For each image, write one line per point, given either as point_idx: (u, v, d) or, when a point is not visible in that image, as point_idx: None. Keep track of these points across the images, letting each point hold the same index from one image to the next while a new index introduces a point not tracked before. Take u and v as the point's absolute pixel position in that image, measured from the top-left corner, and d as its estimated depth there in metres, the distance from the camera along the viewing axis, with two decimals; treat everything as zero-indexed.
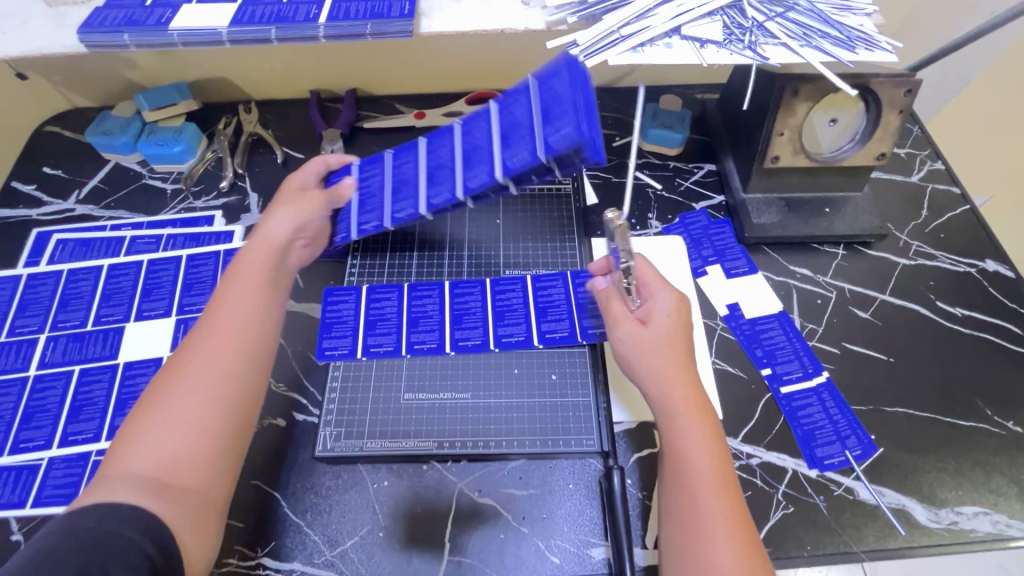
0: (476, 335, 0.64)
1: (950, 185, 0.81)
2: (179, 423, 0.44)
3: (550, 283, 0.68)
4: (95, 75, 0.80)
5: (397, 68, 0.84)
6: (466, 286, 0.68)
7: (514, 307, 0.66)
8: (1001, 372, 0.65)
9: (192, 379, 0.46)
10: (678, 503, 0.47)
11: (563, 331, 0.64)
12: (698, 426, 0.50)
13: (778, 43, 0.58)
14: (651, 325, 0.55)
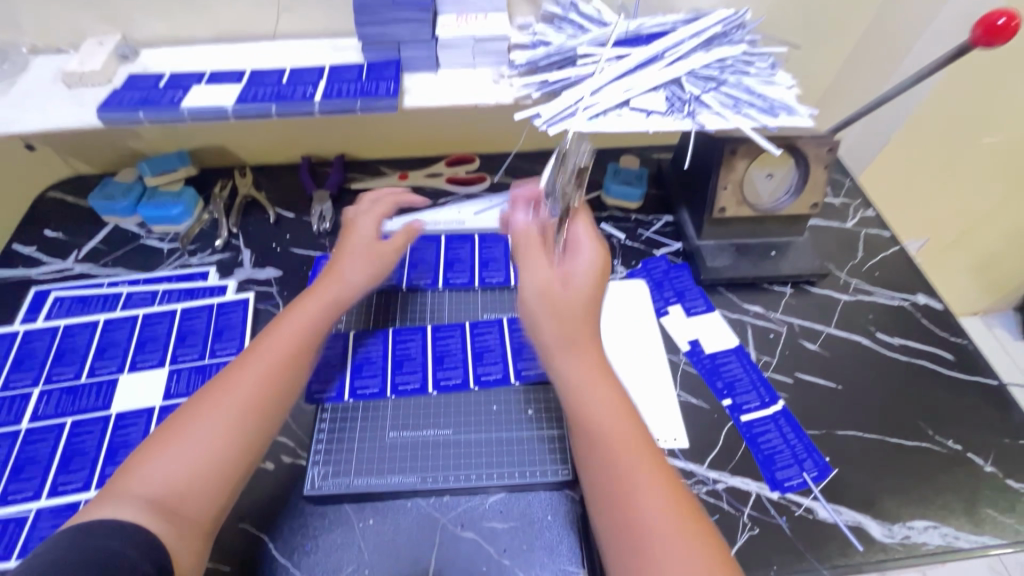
0: (456, 374, 0.68)
1: (881, 229, 0.91)
2: (197, 447, 0.48)
3: None
4: (100, 145, 0.87)
5: (383, 136, 0.93)
6: (447, 331, 0.73)
7: (492, 347, 0.71)
8: (938, 395, 0.72)
9: (226, 404, 0.51)
10: (620, 518, 0.46)
11: (537, 369, 0.69)
12: (626, 427, 0.50)
13: (713, 112, 0.67)
14: (569, 315, 0.55)
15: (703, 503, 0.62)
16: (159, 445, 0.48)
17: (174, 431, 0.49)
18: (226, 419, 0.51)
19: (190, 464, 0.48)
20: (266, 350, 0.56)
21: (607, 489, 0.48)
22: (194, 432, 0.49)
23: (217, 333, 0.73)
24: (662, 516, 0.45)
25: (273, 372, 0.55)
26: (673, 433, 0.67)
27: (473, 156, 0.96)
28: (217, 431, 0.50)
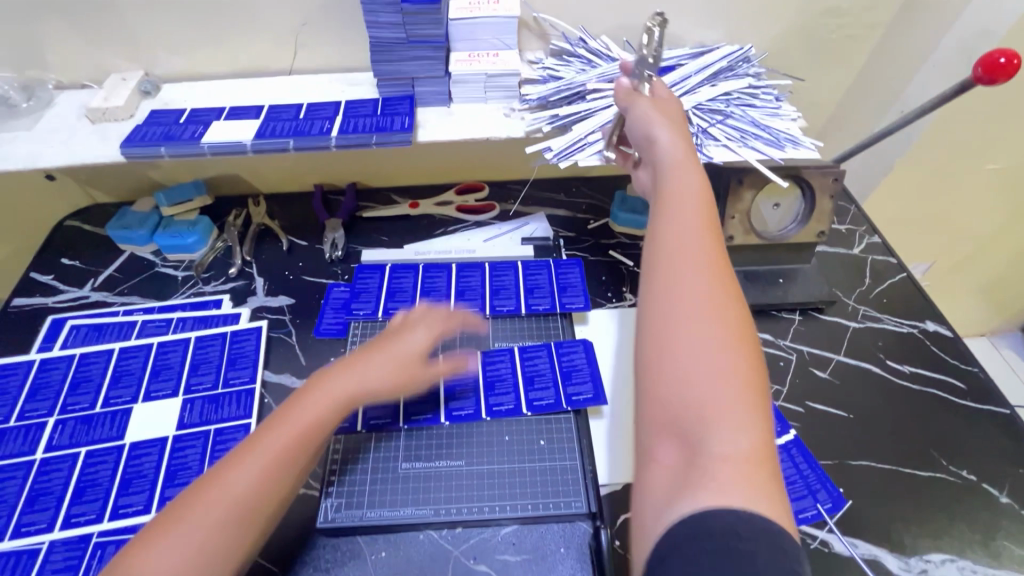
0: (468, 405, 0.68)
1: (888, 256, 0.91)
2: (208, 526, 0.45)
3: (536, 354, 0.73)
4: (119, 175, 0.89)
5: (394, 165, 0.95)
6: (459, 360, 0.73)
7: (503, 376, 0.72)
8: (950, 424, 0.72)
9: (223, 501, 0.46)
10: (672, 282, 0.44)
11: (548, 399, 0.69)
12: (705, 250, 0.45)
13: (720, 144, 0.69)
14: (669, 175, 0.51)
15: None
16: (151, 537, 0.44)
17: (172, 518, 0.45)
18: (223, 518, 0.46)
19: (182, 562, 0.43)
20: (277, 435, 0.51)
21: (662, 250, 0.46)
22: (190, 527, 0.45)
23: (230, 361, 0.74)
24: (705, 315, 0.41)
25: (279, 469, 0.49)
26: None
27: (482, 185, 0.97)
28: (212, 527, 0.45)
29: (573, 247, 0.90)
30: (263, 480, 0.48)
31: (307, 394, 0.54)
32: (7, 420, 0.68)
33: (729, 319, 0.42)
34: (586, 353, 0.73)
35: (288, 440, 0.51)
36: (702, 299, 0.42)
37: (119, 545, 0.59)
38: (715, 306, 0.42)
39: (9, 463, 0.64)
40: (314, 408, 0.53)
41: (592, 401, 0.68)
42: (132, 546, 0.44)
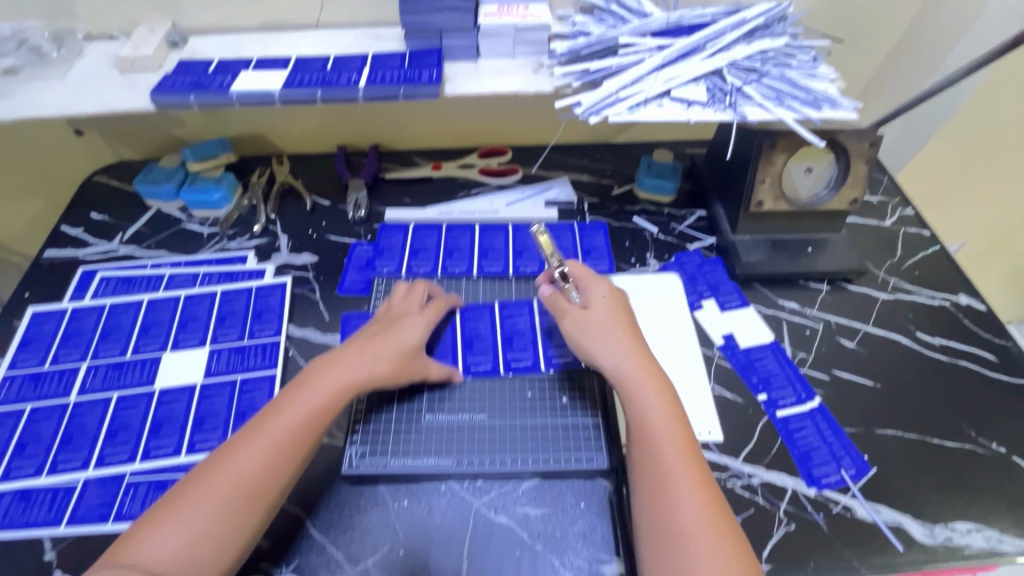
0: (486, 360, 0.69)
1: (921, 228, 0.89)
2: (205, 521, 0.48)
3: (555, 309, 0.74)
4: (146, 131, 0.90)
5: (417, 127, 0.94)
6: (475, 313, 0.74)
7: (521, 332, 0.72)
8: (980, 395, 0.70)
9: (227, 486, 0.49)
10: (661, 505, 0.51)
11: (568, 355, 0.69)
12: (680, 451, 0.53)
13: (754, 103, 0.67)
14: (630, 374, 0.58)
15: (737, 497, 0.62)
16: (157, 520, 0.47)
17: (178, 502, 0.48)
18: (228, 500, 0.49)
19: (191, 544, 0.46)
20: (278, 423, 0.53)
21: (652, 480, 0.52)
22: (195, 510, 0.48)
23: (256, 315, 0.75)
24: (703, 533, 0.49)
25: (280, 456, 0.52)
26: (708, 426, 0.67)
27: (505, 149, 0.96)
28: (219, 512, 0.48)
29: (597, 212, 0.89)
30: (267, 466, 0.51)
31: (305, 384, 0.56)
32: (42, 365, 0.70)
33: (712, 521, 0.49)
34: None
35: (289, 429, 0.53)
36: (691, 511, 0.50)
37: (151, 485, 0.60)
38: (699, 507, 0.50)
39: (44, 404, 0.66)
40: (313, 397, 0.55)
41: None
42: (137, 527, 0.47)
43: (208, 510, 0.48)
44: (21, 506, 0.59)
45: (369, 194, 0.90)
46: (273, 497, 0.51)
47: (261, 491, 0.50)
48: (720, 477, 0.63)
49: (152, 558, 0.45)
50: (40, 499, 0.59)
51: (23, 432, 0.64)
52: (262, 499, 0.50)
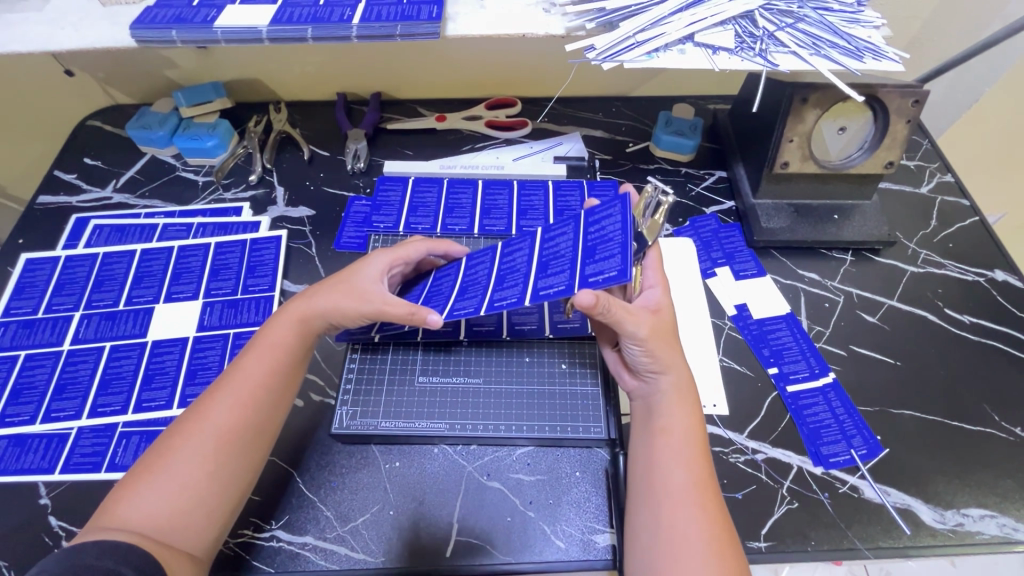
0: (469, 304, 0.56)
1: (960, 197, 0.82)
2: (193, 461, 0.47)
3: (558, 233, 0.57)
4: (138, 72, 0.85)
5: (422, 74, 0.88)
6: (479, 256, 0.63)
7: (519, 269, 0.57)
8: (1007, 378, 0.66)
9: (203, 440, 0.48)
10: (661, 505, 0.47)
11: (558, 285, 0.51)
12: (687, 447, 0.50)
13: (788, 51, 0.59)
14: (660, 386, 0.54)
15: (739, 471, 0.60)
16: (135, 481, 0.46)
17: (155, 461, 0.47)
18: (203, 450, 0.47)
19: (174, 498, 0.45)
20: (239, 373, 0.52)
21: (649, 479, 0.49)
22: (171, 465, 0.46)
23: (250, 268, 0.73)
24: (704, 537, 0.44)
25: (248, 402, 0.50)
26: (714, 399, 0.64)
27: (514, 99, 0.90)
28: (195, 462, 0.47)
29: (609, 170, 0.84)
30: (235, 413, 0.50)
31: (265, 335, 0.56)
32: (36, 312, 0.69)
33: (716, 524, 0.45)
34: (622, 220, 0.52)
35: (254, 374, 0.52)
36: (693, 512, 0.46)
37: (143, 436, 0.60)
38: (701, 506, 0.46)
39: (37, 352, 0.66)
40: (274, 345, 0.55)
41: (610, 276, 0.48)
42: (116, 493, 0.46)
43: (187, 460, 0.47)
44: (16, 452, 0.59)
45: (369, 145, 0.86)
46: (254, 442, 0.50)
47: (234, 437, 0.49)
48: (722, 451, 0.61)
49: (135, 517, 0.44)
50: (34, 446, 0.59)
51: (18, 379, 0.63)
52: (235, 446, 0.49)
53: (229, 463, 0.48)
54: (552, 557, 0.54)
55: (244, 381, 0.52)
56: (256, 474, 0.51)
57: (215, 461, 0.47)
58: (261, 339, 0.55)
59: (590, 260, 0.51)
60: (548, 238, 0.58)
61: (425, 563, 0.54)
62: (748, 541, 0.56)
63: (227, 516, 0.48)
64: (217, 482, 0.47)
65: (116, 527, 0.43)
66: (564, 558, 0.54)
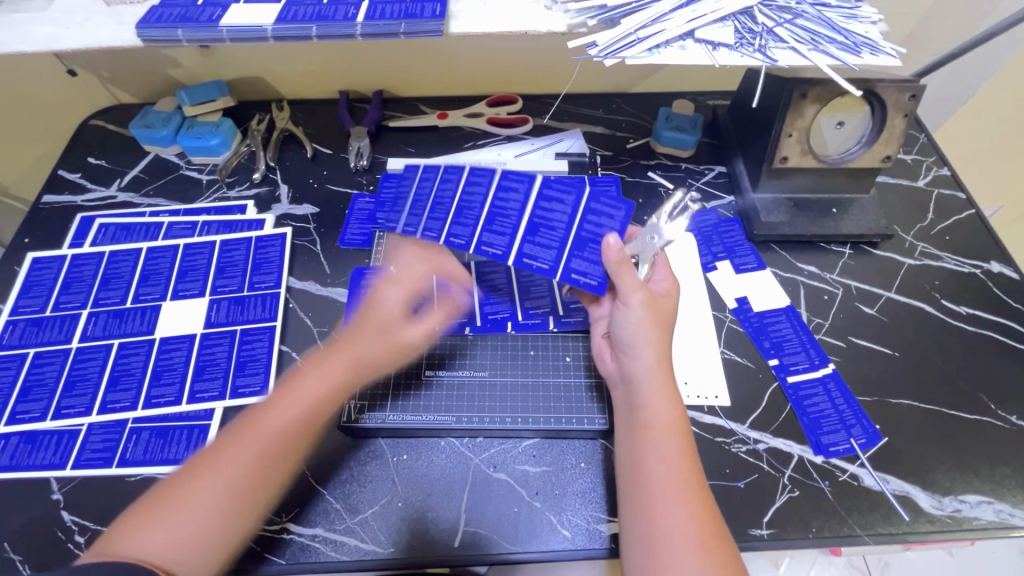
0: (462, 233, 0.62)
1: (956, 190, 0.83)
2: (210, 496, 0.48)
3: (557, 199, 0.63)
4: (141, 71, 0.86)
5: (424, 72, 0.89)
6: (480, 175, 0.66)
7: (509, 211, 0.64)
8: (1003, 367, 0.67)
9: (222, 477, 0.49)
10: (646, 501, 0.48)
11: (543, 262, 0.60)
12: (671, 440, 0.51)
13: (787, 47, 0.60)
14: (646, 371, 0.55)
15: (741, 461, 0.61)
16: (155, 506, 0.47)
17: (177, 490, 0.48)
18: (220, 487, 0.49)
19: (187, 531, 0.46)
20: (270, 419, 0.53)
21: (636, 475, 0.50)
22: (188, 494, 0.48)
23: (256, 266, 0.73)
24: (688, 531, 0.46)
25: (280, 451, 0.52)
26: (715, 390, 0.65)
27: (515, 97, 0.91)
28: (211, 499, 0.48)
29: (610, 166, 0.85)
30: (260, 453, 0.51)
31: (295, 381, 0.56)
32: (44, 310, 0.69)
33: (700, 519, 0.46)
34: (620, 227, 0.62)
35: (281, 418, 0.53)
36: (677, 510, 0.47)
37: (153, 431, 0.61)
38: (686, 505, 0.47)
39: (46, 350, 0.66)
40: (304, 396, 0.55)
41: (592, 282, 0.59)
42: (134, 513, 0.47)
43: (204, 491, 0.48)
44: (27, 448, 0.59)
45: (372, 143, 0.86)
46: (268, 488, 0.51)
47: (260, 479, 0.50)
48: (725, 441, 0.62)
49: (152, 541, 0.45)
50: (45, 442, 0.60)
51: (27, 376, 0.64)
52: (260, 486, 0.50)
53: (242, 504, 0.49)
54: (558, 546, 0.55)
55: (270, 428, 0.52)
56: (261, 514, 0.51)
57: (229, 500, 0.48)
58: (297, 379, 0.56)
59: (576, 252, 0.61)
60: (546, 195, 0.64)
61: (434, 553, 0.55)
62: (750, 529, 0.57)
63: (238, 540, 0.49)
64: (235, 516, 0.49)
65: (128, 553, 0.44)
66: (570, 548, 0.55)
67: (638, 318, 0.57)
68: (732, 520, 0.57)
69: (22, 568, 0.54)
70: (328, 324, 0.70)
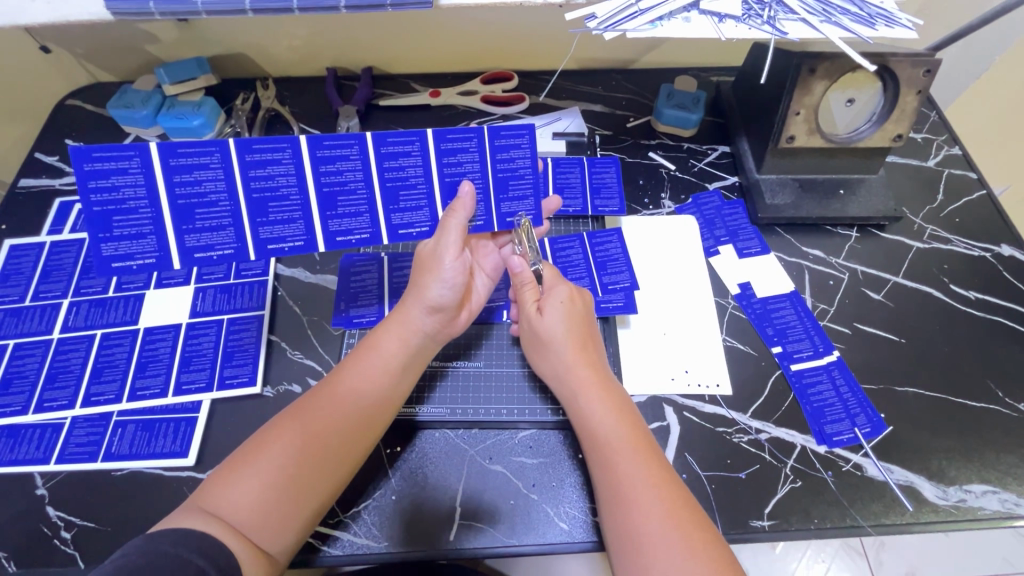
0: (361, 227, 0.56)
1: (967, 170, 0.81)
2: (285, 460, 0.47)
3: (460, 148, 0.55)
4: (117, 47, 0.82)
5: (415, 47, 0.85)
6: (340, 145, 0.52)
7: (411, 180, 0.56)
8: (1012, 354, 0.65)
9: (302, 442, 0.48)
10: (612, 505, 0.48)
11: (477, 219, 0.59)
12: (626, 441, 0.51)
13: (797, 18, 0.56)
14: (570, 386, 0.56)
15: (742, 451, 0.59)
16: (231, 469, 0.47)
17: (249, 453, 0.47)
18: (296, 453, 0.48)
19: (261, 498, 0.45)
20: (348, 388, 0.52)
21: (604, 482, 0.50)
22: (269, 456, 0.47)
23: None
24: (665, 527, 0.45)
25: (365, 419, 0.52)
26: (716, 379, 0.63)
27: (511, 73, 0.88)
28: (284, 464, 0.47)
29: (610, 146, 0.82)
30: (339, 419, 0.50)
31: (372, 345, 0.55)
32: (23, 300, 0.67)
33: (677, 510, 0.47)
34: (533, 158, 0.57)
35: (369, 389, 0.53)
36: (651, 504, 0.47)
37: (140, 424, 0.59)
38: (660, 501, 0.47)
39: (26, 341, 0.64)
40: (380, 365, 0.54)
41: (526, 219, 0.60)
42: (210, 480, 0.47)
43: (283, 455, 0.47)
44: (9, 443, 0.58)
45: (361, 123, 0.83)
46: (349, 459, 0.50)
47: (339, 451, 0.50)
48: (726, 432, 0.60)
49: (225, 507, 0.45)
50: (27, 436, 0.58)
51: (7, 369, 0.62)
52: (343, 457, 0.50)
53: (323, 473, 0.48)
54: (557, 539, 0.54)
55: (348, 401, 0.51)
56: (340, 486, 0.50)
57: (307, 467, 0.48)
58: (372, 348, 0.55)
59: (513, 194, 0.59)
60: (451, 150, 0.55)
61: (429, 546, 0.54)
62: (751, 520, 0.56)
63: (319, 512, 0.49)
64: (315, 485, 0.48)
65: (212, 517, 0.44)
66: (568, 540, 0.54)
67: (543, 333, 0.58)
68: (733, 511, 0.56)
69: (6, 565, 0.53)
70: (318, 313, 0.67)
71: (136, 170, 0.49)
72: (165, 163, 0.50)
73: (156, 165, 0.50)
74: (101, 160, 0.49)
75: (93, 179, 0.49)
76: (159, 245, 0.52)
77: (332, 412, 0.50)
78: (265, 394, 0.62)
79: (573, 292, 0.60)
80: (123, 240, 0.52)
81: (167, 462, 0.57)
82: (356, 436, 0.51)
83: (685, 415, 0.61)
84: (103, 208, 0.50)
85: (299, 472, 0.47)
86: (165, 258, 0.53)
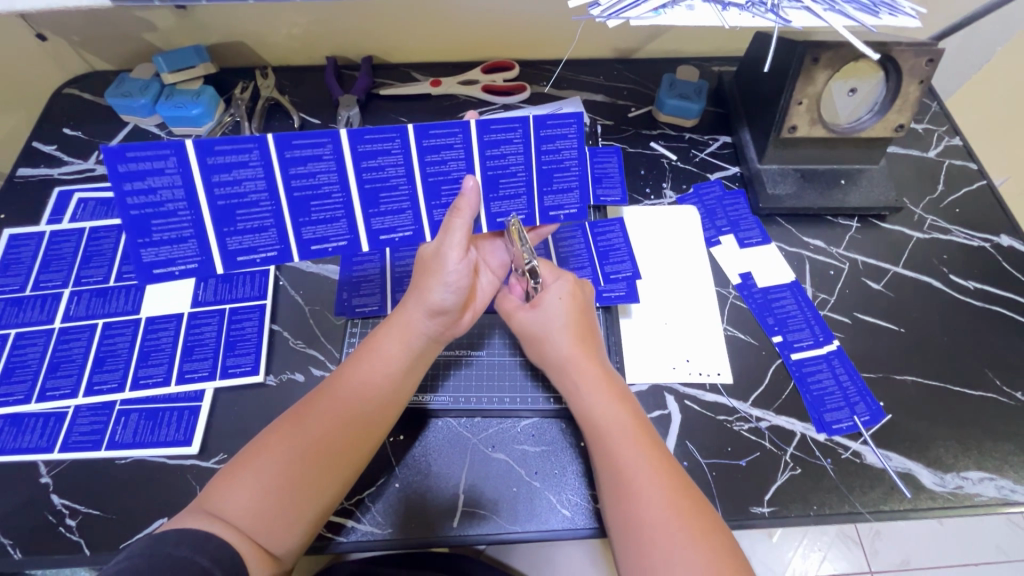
0: (404, 224, 0.56)
1: (968, 160, 0.81)
2: (284, 467, 0.47)
3: (505, 141, 0.53)
4: (115, 35, 0.81)
5: (415, 36, 0.84)
6: (381, 139, 0.51)
7: (452, 173, 0.54)
8: (1009, 343, 0.66)
9: (300, 451, 0.48)
10: (619, 494, 0.48)
11: (518, 212, 0.58)
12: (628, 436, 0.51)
13: (801, 6, 0.55)
14: (578, 377, 0.55)
15: (743, 439, 0.60)
16: (234, 472, 0.47)
17: (248, 458, 0.48)
18: (296, 461, 0.47)
19: (262, 501, 0.46)
20: (348, 390, 0.52)
21: (610, 473, 0.50)
22: (268, 462, 0.47)
23: None
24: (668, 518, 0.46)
25: (365, 420, 0.51)
26: (717, 368, 0.64)
27: (512, 63, 0.87)
28: (284, 471, 0.47)
29: (611, 136, 0.82)
30: (337, 425, 0.50)
31: (373, 346, 0.55)
32: (24, 289, 0.67)
33: (680, 503, 0.47)
34: (580, 152, 0.56)
35: (368, 394, 0.52)
36: (656, 499, 0.47)
37: (143, 414, 0.59)
38: (666, 492, 0.47)
39: (27, 330, 0.64)
40: (380, 367, 0.53)
41: (570, 213, 0.59)
42: (215, 481, 0.47)
43: (283, 461, 0.47)
44: (12, 432, 0.58)
45: (362, 112, 0.82)
46: (349, 463, 0.50)
47: (347, 451, 0.50)
48: (727, 420, 0.61)
49: (229, 509, 0.45)
50: (31, 425, 0.58)
51: (9, 358, 0.62)
52: (345, 461, 0.50)
53: (321, 479, 0.48)
54: (558, 526, 0.55)
55: (349, 405, 0.51)
56: (342, 489, 0.50)
57: (307, 473, 0.47)
58: (371, 351, 0.54)
59: (558, 187, 0.57)
60: (499, 146, 0.54)
61: (433, 534, 0.54)
62: (752, 507, 0.56)
63: (323, 512, 0.49)
64: (317, 490, 0.48)
65: (216, 518, 0.44)
66: (570, 527, 0.55)
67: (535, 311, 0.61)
68: (733, 497, 0.57)
69: (13, 552, 0.53)
70: (320, 303, 0.68)
71: (173, 171, 0.48)
72: (202, 162, 0.48)
73: (194, 164, 0.48)
74: (134, 161, 0.46)
75: (128, 180, 0.47)
76: (200, 250, 0.52)
77: (331, 419, 0.50)
78: (267, 383, 0.62)
79: (575, 284, 0.60)
80: (163, 245, 0.51)
81: (172, 450, 0.57)
82: (354, 438, 0.50)
83: (686, 404, 0.62)
84: (140, 211, 0.49)
85: (299, 479, 0.47)
86: (205, 262, 0.53)
